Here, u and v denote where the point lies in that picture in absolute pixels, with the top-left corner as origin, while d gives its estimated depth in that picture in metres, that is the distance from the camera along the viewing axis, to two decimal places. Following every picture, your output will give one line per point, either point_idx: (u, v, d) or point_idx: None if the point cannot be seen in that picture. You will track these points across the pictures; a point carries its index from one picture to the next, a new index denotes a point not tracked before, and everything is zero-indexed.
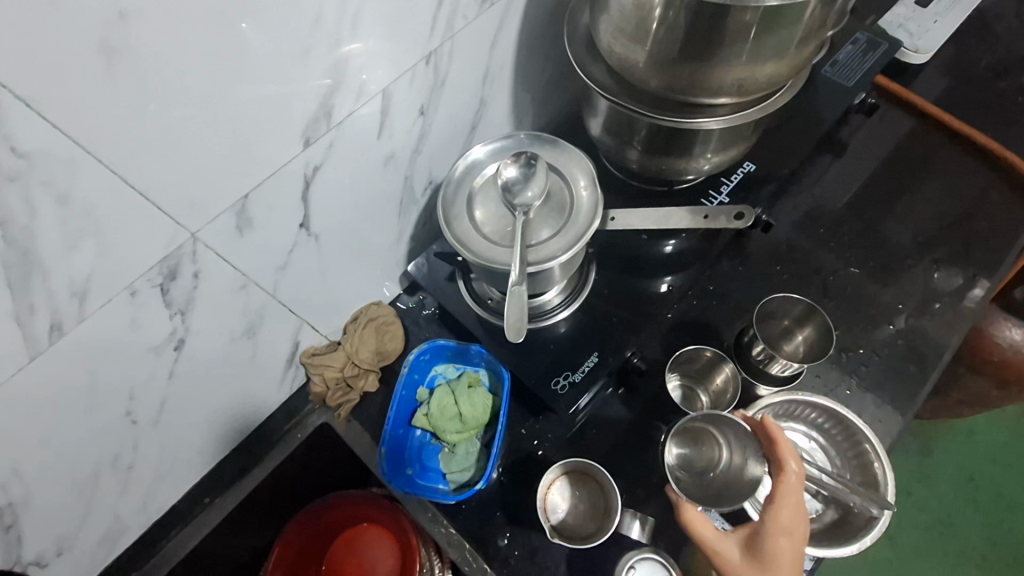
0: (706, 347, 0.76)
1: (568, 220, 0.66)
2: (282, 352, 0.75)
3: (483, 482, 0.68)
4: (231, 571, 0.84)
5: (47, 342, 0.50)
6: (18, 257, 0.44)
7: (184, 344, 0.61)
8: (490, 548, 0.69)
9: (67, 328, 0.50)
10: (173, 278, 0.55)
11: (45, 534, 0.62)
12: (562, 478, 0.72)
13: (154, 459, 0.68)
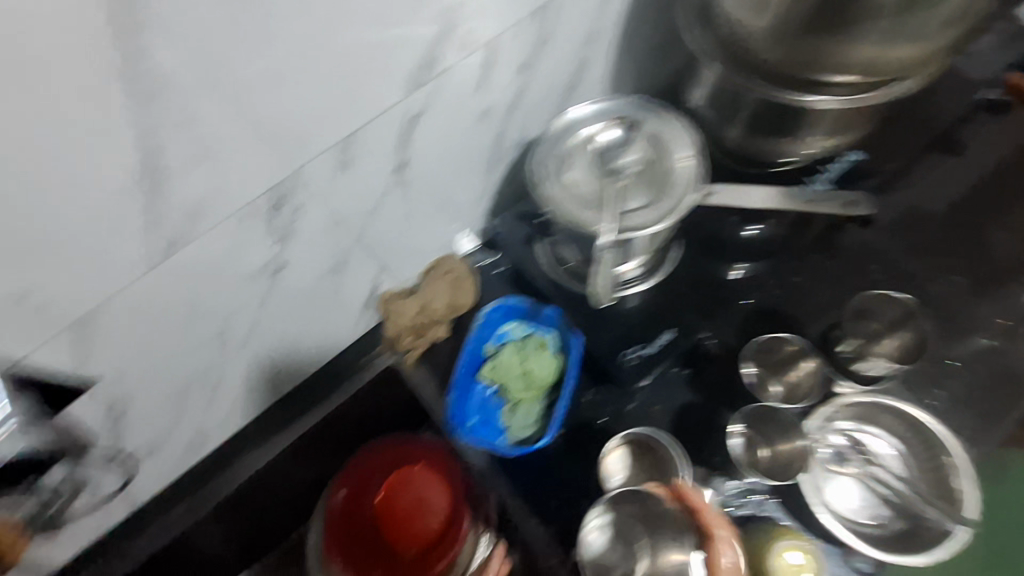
0: (791, 337, 0.74)
1: (661, 190, 0.65)
2: (361, 294, 0.77)
3: (545, 440, 0.71)
4: (288, 498, 0.88)
5: (161, 259, 0.50)
6: (145, 172, 0.44)
7: (280, 270, 0.62)
8: (541, 505, 0.71)
9: (181, 247, 0.51)
10: (280, 207, 0.56)
11: (138, 437, 0.66)
12: (624, 448, 0.72)
13: (237, 379, 0.72)
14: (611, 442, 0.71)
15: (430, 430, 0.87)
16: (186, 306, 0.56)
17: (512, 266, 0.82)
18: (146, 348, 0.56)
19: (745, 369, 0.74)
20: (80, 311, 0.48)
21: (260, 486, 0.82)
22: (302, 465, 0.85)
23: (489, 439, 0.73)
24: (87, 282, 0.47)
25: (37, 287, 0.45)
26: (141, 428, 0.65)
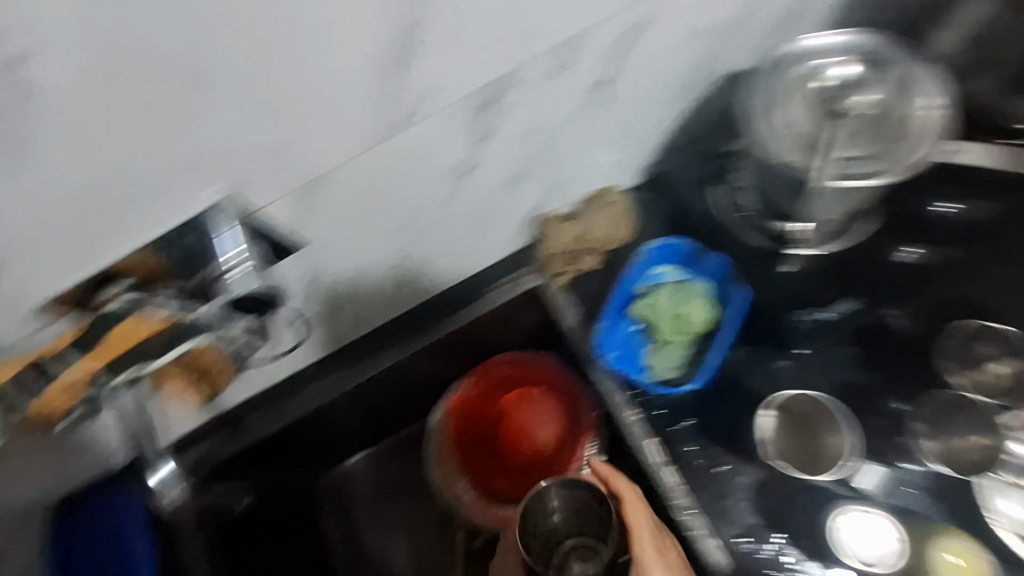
0: (1012, 328, 0.70)
1: (898, 135, 0.69)
2: (524, 211, 0.75)
3: (696, 383, 0.73)
4: (411, 397, 0.92)
5: (378, 138, 0.51)
6: (393, 46, 0.43)
7: (469, 173, 0.62)
8: (675, 450, 0.73)
9: (398, 131, 0.52)
10: (496, 106, 0.55)
11: (307, 311, 0.70)
12: (788, 408, 0.73)
13: (399, 273, 0.74)
14: (766, 403, 0.74)
15: (559, 358, 0.87)
16: (389, 191, 0.58)
17: (677, 210, 0.81)
18: (347, 224, 0.60)
19: (951, 344, 0.72)
20: (309, 176, 0.51)
21: (394, 379, 0.86)
22: (432, 369, 0.88)
23: (628, 373, 0.75)
24: (320, 150, 0.49)
25: (284, 148, 0.47)
26: (315, 300, 0.70)
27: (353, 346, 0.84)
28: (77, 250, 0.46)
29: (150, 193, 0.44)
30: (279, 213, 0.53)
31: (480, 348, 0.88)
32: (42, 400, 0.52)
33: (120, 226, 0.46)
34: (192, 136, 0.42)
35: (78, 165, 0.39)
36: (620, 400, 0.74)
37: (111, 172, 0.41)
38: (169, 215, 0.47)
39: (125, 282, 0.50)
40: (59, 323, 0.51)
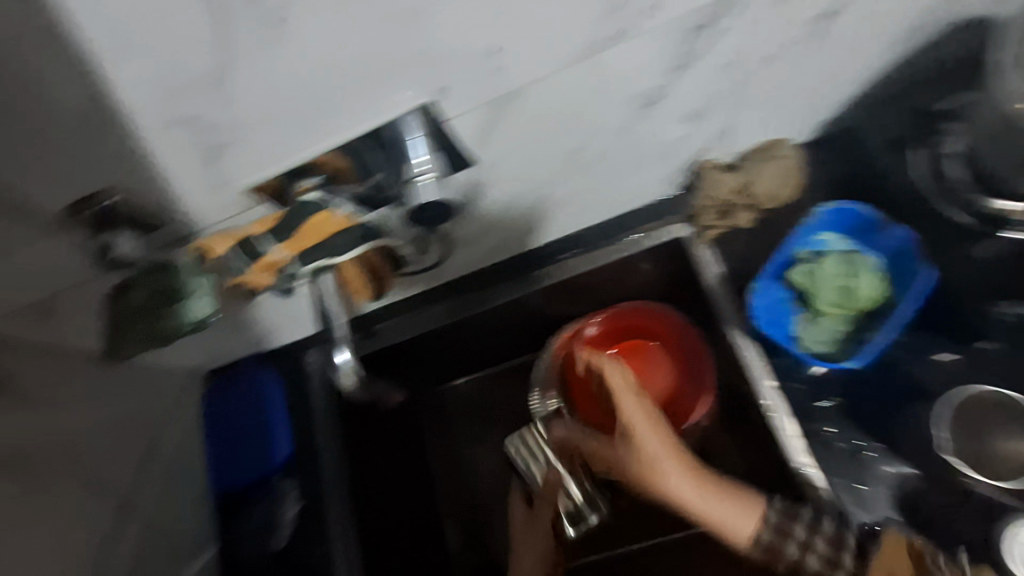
0: None
1: None
2: (688, 154, 0.70)
3: (858, 363, 0.66)
4: (526, 335, 0.92)
5: (581, 54, 0.49)
6: None
7: (651, 106, 0.58)
8: (812, 428, 0.68)
9: (603, 47, 0.49)
10: (707, 29, 0.51)
11: (459, 231, 0.71)
12: (974, 407, 0.65)
13: (551, 205, 0.72)
14: (945, 397, 0.66)
15: (685, 316, 0.84)
16: (574, 114, 0.56)
17: (854, 173, 0.74)
18: (522, 145, 0.59)
19: None
20: (509, 88, 0.50)
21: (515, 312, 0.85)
22: (553, 308, 0.87)
23: (778, 339, 0.70)
24: (524, 60, 0.48)
25: (494, 54, 0.46)
26: (468, 223, 0.70)
27: (484, 273, 0.83)
28: (288, 141, 0.48)
29: (363, 89, 0.46)
30: (467, 125, 0.53)
31: (607, 293, 0.86)
32: (244, 276, 0.54)
33: (329, 119, 0.47)
34: (414, 32, 0.42)
35: (312, 50, 0.42)
36: (761, 368, 0.70)
37: (335, 65, 0.43)
38: (376, 107, 0.47)
39: (313, 177, 0.52)
40: (263, 206, 0.54)
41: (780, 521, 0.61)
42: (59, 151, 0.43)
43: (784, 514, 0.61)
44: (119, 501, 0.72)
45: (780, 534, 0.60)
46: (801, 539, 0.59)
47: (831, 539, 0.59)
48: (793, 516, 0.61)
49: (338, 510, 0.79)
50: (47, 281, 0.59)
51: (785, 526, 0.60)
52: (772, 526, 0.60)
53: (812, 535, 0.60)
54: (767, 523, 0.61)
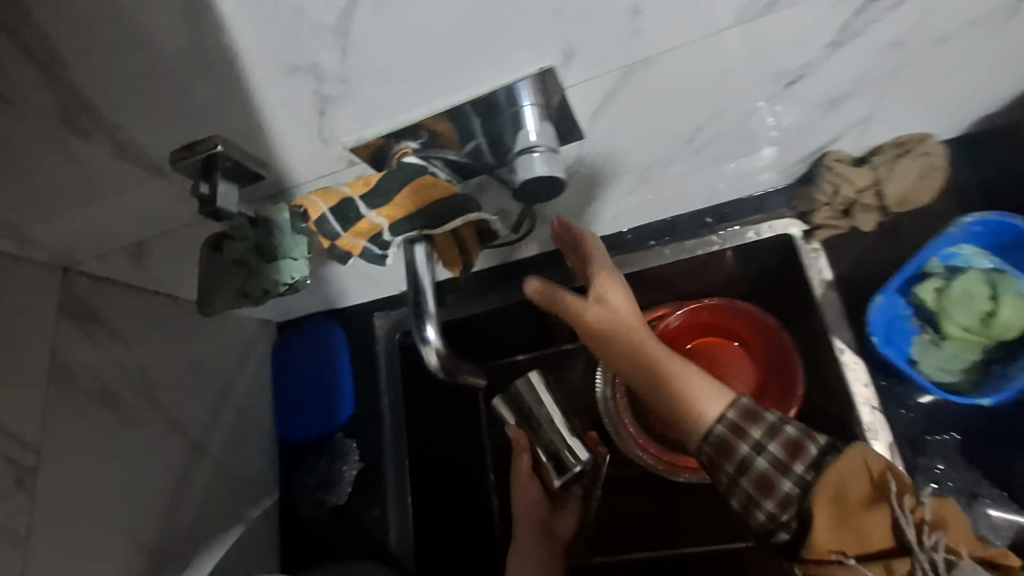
0: None
1: None
2: (818, 141, 0.62)
3: (993, 400, 0.58)
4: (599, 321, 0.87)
5: (738, 17, 0.42)
6: None
7: (796, 83, 0.51)
8: (919, 461, 0.65)
9: (766, 11, 0.42)
10: (874, 4, 0.43)
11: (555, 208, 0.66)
12: None
13: (655, 184, 0.66)
14: None
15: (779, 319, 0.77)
16: (699, 90, 0.50)
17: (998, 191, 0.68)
18: (635, 121, 0.53)
19: None
20: (640, 56, 0.45)
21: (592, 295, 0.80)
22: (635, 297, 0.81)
23: (895, 360, 0.63)
24: (664, 25, 0.42)
25: (633, 16, 0.41)
26: (564, 199, 0.65)
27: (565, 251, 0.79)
28: (399, 97, 0.45)
29: (485, 45, 0.41)
30: (584, 94, 0.48)
31: (692, 284, 0.80)
32: (339, 239, 0.53)
33: (446, 78, 0.44)
34: None
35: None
36: (864, 388, 0.66)
37: (463, 17, 0.39)
38: (500, 64, 0.43)
39: (413, 141, 0.50)
40: (364, 166, 0.52)
41: (739, 421, 0.55)
42: (171, 95, 0.43)
43: (745, 414, 0.56)
44: (192, 442, 0.72)
45: (735, 432, 0.55)
46: (756, 442, 0.54)
47: (789, 445, 0.54)
48: (756, 417, 0.55)
49: (394, 474, 0.81)
50: (139, 227, 0.59)
51: (744, 426, 0.55)
52: (728, 423, 0.55)
53: (768, 438, 0.54)
54: (724, 419, 0.56)
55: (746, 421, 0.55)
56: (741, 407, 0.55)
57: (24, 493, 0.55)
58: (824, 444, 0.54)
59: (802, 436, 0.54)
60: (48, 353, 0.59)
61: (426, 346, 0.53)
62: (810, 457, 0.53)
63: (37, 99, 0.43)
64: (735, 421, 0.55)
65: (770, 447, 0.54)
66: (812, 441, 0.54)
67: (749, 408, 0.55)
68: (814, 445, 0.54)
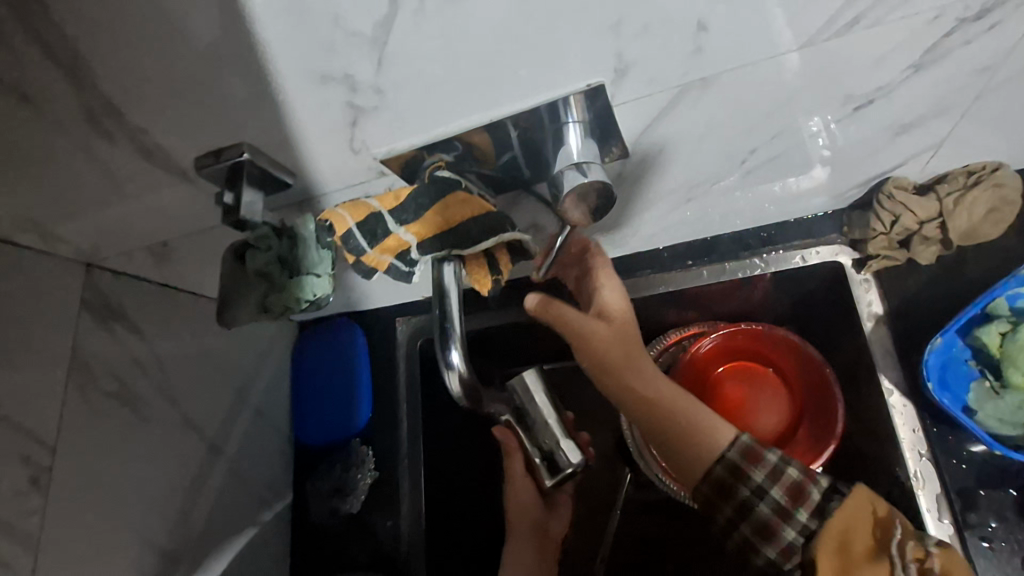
0: None
1: None
2: (878, 168, 0.59)
3: None
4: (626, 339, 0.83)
5: (816, 36, 0.40)
6: None
7: (864, 108, 0.49)
8: (972, 517, 0.61)
9: (849, 30, 0.40)
10: (963, 26, 0.41)
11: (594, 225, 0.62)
12: None
13: (700, 207, 0.62)
14: None
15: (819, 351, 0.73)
16: (758, 112, 0.48)
17: None
18: (687, 141, 0.51)
19: None
20: (698, 75, 0.42)
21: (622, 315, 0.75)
22: (671, 318, 0.77)
23: (950, 408, 0.60)
24: (729, 43, 0.40)
25: (697, 33, 0.38)
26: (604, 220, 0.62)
27: None
28: (439, 112, 0.43)
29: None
30: (634, 113, 0.45)
31: (727, 306, 0.76)
32: (365, 255, 0.51)
33: (490, 94, 0.42)
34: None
35: (492, 11, 0.35)
36: (911, 434, 0.63)
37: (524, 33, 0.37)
38: (554, 84, 0.41)
39: (446, 154, 0.48)
40: (393, 177, 0.51)
41: (740, 461, 0.54)
42: (199, 101, 0.42)
43: (746, 454, 0.54)
44: (209, 443, 0.71)
45: (737, 474, 0.54)
46: (756, 485, 0.53)
47: (791, 488, 0.53)
48: (757, 458, 0.54)
49: (409, 484, 0.79)
50: (169, 226, 0.59)
51: (745, 468, 0.53)
52: (729, 463, 0.54)
53: (771, 483, 0.54)
54: (726, 459, 0.54)
55: (747, 461, 0.54)
56: (742, 446, 0.54)
57: (40, 495, 0.51)
58: (825, 488, 0.53)
59: (803, 478, 0.54)
60: (69, 345, 0.55)
61: (448, 369, 0.50)
62: (813, 504, 0.52)
63: (61, 102, 0.41)
64: (739, 463, 0.53)
65: (772, 492, 0.53)
66: (812, 483, 0.53)
67: (750, 447, 0.54)
68: (816, 490, 0.53)
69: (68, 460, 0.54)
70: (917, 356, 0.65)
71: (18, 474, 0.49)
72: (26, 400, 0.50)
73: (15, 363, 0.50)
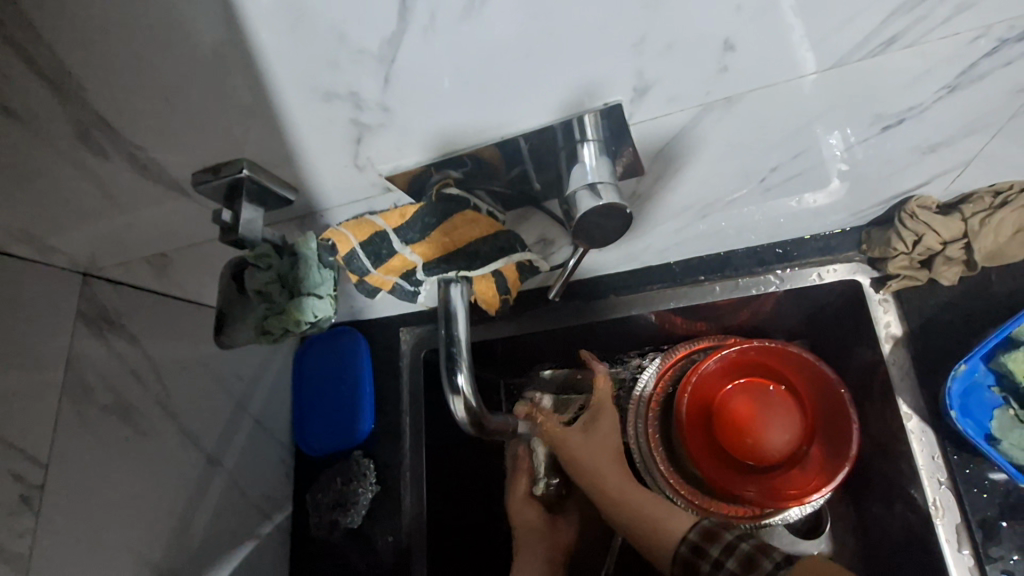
0: None
1: None
2: (902, 186, 0.57)
3: None
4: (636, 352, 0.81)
5: (849, 55, 0.39)
6: None
7: (892, 128, 0.47)
8: (995, 548, 0.59)
9: (886, 49, 0.38)
10: (1003, 48, 0.39)
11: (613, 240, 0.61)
12: None
13: (715, 224, 0.60)
14: None
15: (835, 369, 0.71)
16: (784, 129, 0.46)
17: None
18: (707, 158, 0.49)
19: None
20: (720, 94, 0.40)
21: (628, 326, 0.73)
22: (678, 331, 0.76)
23: (973, 435, 0.59)
24: (756, 61, 0.38)
25: (723, 52, 0.37)
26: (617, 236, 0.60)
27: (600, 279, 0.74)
28: (449, 130, 0.41)
29: (561, 82, 0.37)
30: (654, 130, 0.43)
31: (737, 318, 0.74)
32: (370, 275, 0.52)
33: (502, 112, 0.40)
34: (636, 13, 0.33)
35: (508, 29, 0.34)
36: (929, 460, 0.62)
37: (543, 50, 0.35)
38: (570, 102, 0.39)
39: (455, 170, 0.46)
40: (399, 194, 0.49)
41: (700, 541, 0.54)
42: (199, 117, 0.41)
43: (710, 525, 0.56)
44: (208, 456, 0.69)
45: (698, 552, 0.54)
46: (716, 559, 0.52)
47: (743, 561, 0.51)
48: (714, 537, 0.54)
49: (411, 499, 0.76)
50: (167, 238, 0.57)
51: (705, 546, 0.54)
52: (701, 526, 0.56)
53: (727, 555, 0.51)
54: (688, 538, 0.55)
55: (705, 540, 0.54)
56: (701, 528, 0.55)
57: (31, 515, 0.49)
58: (778, 560, 0.51)
59: (755, 550, 0.52)
60: (64, 355, 0.54)
61: (454, 395, 0.49)
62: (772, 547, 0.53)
63: (49, 118, 0.41)
64: (706, 531, 0.55)
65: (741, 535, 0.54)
66: (765, 554, 0.52)
67: (711, 528, 0.55)
68: (767, 561, 0.51)
69: (60, 475, 0.52)
70: (937, 379, 0.64)
71: (10, 493, 0.47)
72: (22, 412, 0.49)
73: (17, 371, 0.49)
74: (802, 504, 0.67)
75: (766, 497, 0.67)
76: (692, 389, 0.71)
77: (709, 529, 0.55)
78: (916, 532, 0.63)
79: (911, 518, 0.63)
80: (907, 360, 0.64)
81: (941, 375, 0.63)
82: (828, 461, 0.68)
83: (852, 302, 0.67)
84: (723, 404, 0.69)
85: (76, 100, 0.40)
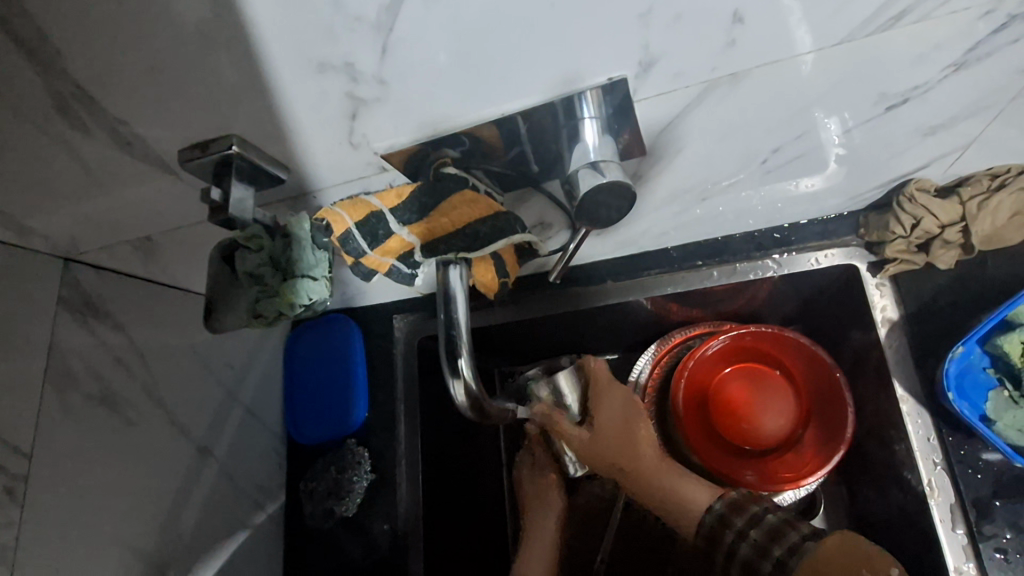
0: None
1: None
2: (903, 168, 0.56)
3: None
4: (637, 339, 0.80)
5: (859, 30, 0.38)
6: None
7: (895, 109, 0.47)
8: (988, 526, 0.59)
9: (896, 25, 0.38)
10: (1011, 25, 0.39)
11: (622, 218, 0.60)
12: None
13: (715, 208, 0.59)
14: None
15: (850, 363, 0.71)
16: (789, 107, 0.45)
17: None
18: (710, 138, 0.48)
19: None
20: (727, 70, 0.40)
21: (624, 312, 0.72)
22: (676, 315, 0.74)
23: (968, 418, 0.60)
24: (765, 36, 0.37)
25: (732, 24, 0.36)
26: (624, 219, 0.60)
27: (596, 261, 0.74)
28: (447, 104, 0.40)
29: (562, 58, 0.37)
30: (658, 108, 0.43)
31: (734, 304, 0.74)
32: (365, 256, 0.50)
33: (502, 88, 0.39)
34: None
35: (511, 1, 0.32)
36: (924, 442, 0.63)
37: (547, 21, 0.34)
38: (570, 79, 0.38)
39: (453, 149, 0.46)
40: (395, 173, 0.48)
41: (727, 511, 0.57)
42: (184, 92, 0.39)
43: (731, 505, 0.57)
44: (198, 445, 0.67)
45: (722, 521, 0.57)
46: (738, 528, 0.55)
47: (768, 531, 0.52)
48: (739, 508, 0.56)
49: (407, 488, 0.75)
50: (154, 221, 0.55)
51: (728, 516, 0.57)
52: (715, 513, 0.58)
53: (750, 525, 0.54)
54: (715, 508, 0.59)
55: (730, 511, 0.57)
56: (727, 501, 0.58)
57: (16, 506, 0.48)
58: (807, 532, 0.50)
59: (782, 522, 0.52)
60: (46, 342, 0.52)
61: (454, 378, 0.47)
62: (788, 541, 0.50)
63: (27, 91, 0.39)
64: (729, 504, 0.58)
65: (751, 533, 0.53)
66: (793, 527, 0.51)
67: (737, 500, 0.57)
68: (795, 533, 0.50)
69: (43, 468, 0.50)
70: (932, 361, 0.64)
71: None
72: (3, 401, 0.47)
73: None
74: (798, 488, 0.67)
75: (765, 481, 0.67)
76: (689, 373, 0.72)
77: (736, 502, 0.57)
78: (911, 514, 0.64)
79: (906, 501, 0.64)
80: (903, 344, 0.65)
81: (936, 358, 0.64)
82: (826, 447, 0.67)
83: (849, 286, 0.67)
84: (719, 389, 0.73)
85: (55, 72, 0.38)
